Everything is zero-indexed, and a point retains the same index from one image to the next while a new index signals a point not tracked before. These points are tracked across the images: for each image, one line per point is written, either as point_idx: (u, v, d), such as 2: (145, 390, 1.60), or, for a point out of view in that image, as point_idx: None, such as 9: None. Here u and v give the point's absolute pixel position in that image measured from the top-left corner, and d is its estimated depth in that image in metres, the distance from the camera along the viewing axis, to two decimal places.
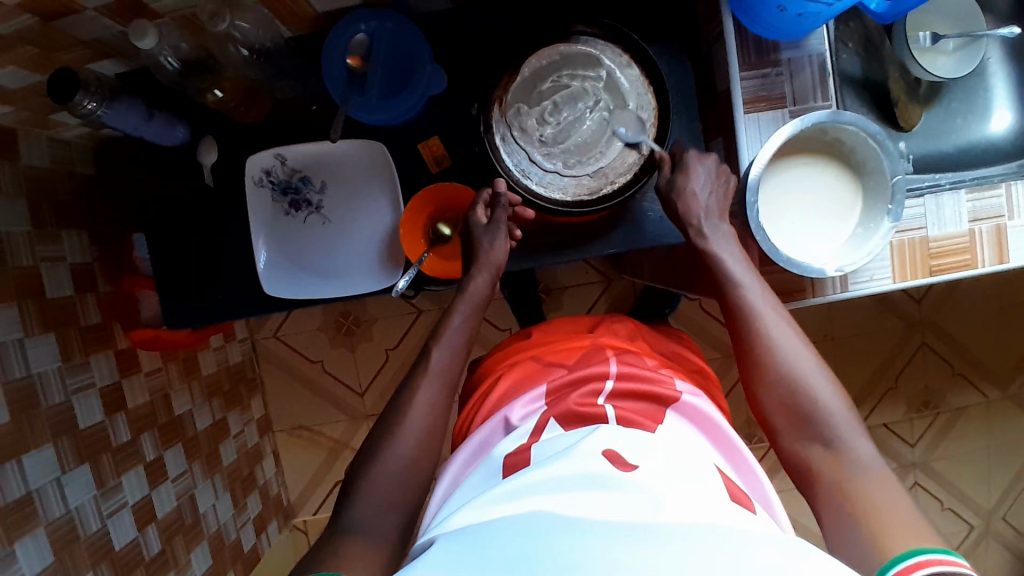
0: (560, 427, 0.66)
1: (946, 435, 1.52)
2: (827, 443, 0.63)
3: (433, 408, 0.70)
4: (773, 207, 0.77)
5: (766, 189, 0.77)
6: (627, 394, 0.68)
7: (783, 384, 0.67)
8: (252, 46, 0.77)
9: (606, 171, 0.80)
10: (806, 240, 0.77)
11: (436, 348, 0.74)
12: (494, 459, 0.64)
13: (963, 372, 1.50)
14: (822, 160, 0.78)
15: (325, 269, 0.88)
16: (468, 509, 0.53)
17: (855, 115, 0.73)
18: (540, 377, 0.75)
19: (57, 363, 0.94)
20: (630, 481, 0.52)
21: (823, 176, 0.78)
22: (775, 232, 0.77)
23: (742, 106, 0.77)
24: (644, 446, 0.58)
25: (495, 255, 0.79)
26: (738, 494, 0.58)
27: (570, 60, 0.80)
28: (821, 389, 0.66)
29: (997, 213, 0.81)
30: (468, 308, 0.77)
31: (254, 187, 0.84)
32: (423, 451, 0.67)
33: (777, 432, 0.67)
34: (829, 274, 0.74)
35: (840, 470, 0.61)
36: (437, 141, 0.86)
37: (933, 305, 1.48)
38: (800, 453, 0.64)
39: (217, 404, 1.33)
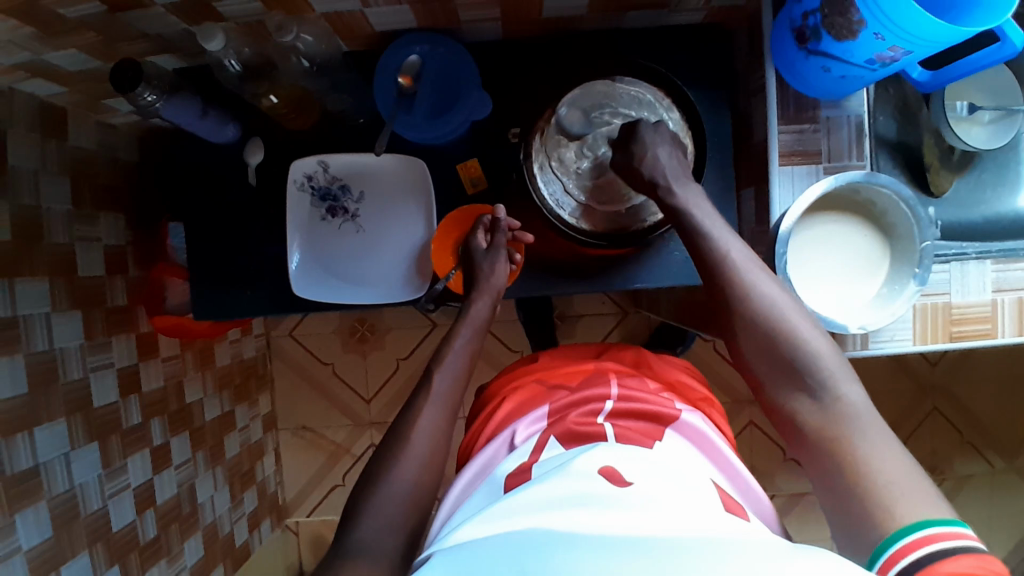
0: (560, 446, 0.67)
1: (949, 503, 1.50)
2: (814, 395, 0.62)
3: (440, 427, 0.71)
4: (803, 259, 0.78)
5: (795, 241, 0.78)
6: (625, 414, 0.70)
7: (766, 337, 0.65)
8: (312, 59, 0.81)
9: (638, 208, 0.84)
10: (832, 295, 0.78)
11: (438, 371, 0.76)
12: (496, 479, 0.64)
13: (971, 440, 1.49)
14: (853, 220, 0.79)
15: (355, 277, 0.89)
16: (471, 523, 0.54)
17: (889, 178, 0.74)
18: (544, 399, 0.76)
19: (79, 341, 0.96)
20: (626, 499, 0.52)
21: (851, 235, 0.79)
22: (804, 285, 0.78)
23: (778, 158, 0.79)
24: (643, 463, 0.59)
25: (495, 279, 0.82)
26: (732, 504, 0.58)
27: (613, 100, 0.84)
28: (808, 340, 0.64)
29: (1020, 285, 0.82)
30: (469, 330, 0.80)
31: (296, 189, 0.87)
32: (428, 463, 0.68)
33: (765, 385, 0.66)
34: (854, 332, 0.75)
35: (829, 424, 0.60)
36: (475, 163, 0.87)
37: (947, 370, 1.48)
38: (788, 405, 0.64)
39: (226, 396, 1.34)
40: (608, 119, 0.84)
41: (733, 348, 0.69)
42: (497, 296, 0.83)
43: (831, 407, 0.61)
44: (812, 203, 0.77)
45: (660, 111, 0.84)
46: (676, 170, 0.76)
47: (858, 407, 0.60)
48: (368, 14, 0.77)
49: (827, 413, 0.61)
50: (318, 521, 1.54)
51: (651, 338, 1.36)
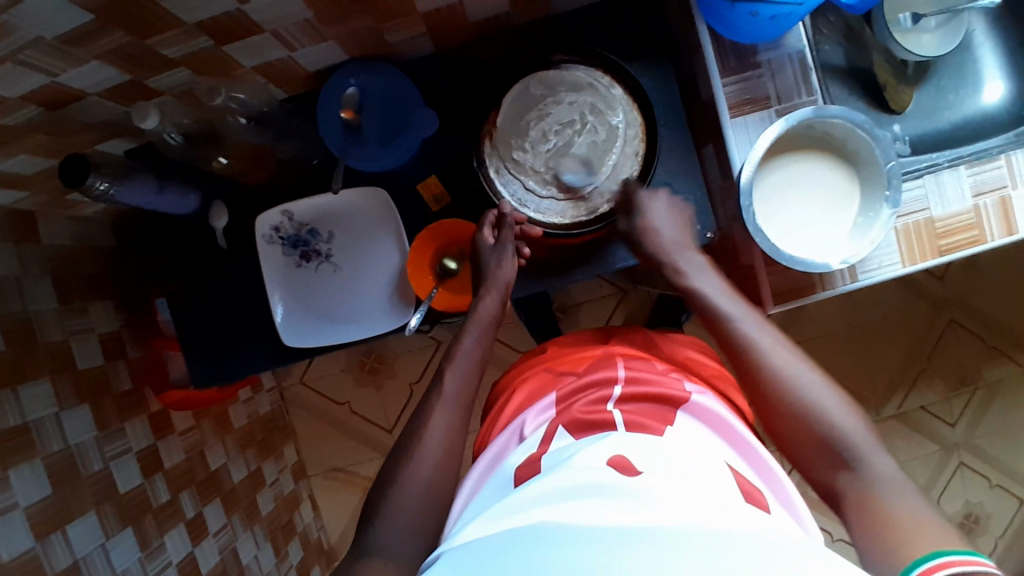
0: (569, 435, 0.67)
1: (986, 411, 1.50)
2: (849, 466, 0.61)
3: (453, 429, 0.71)
4: (773, 205, 0.78)
5: (760, 191, 0.78)
6: (634, 399, 0.69)
7: (796, 411, 0.65)
8: (249, 114, 0.79)
9: (601, 190, 0.81)
10: (809, 235, 0.78)
11: (449, 372, 0.76)
12: (504, 472, 0.66)
13: (996, 344, 1.49)
14: (819, 156, 0.78)
15: (339, 315, 0.89)
16: (480, 522, 0.55)
17: (841, 108, 0.73)
18: (552, 387, 0.77)
19: (93, 433, 0.98)
20: (635, 488, 0.52)
21: (816, 170, 0.78)
22: (775, 230, 0.77)
23: (728, 110, 0.79)
24: (652, 448, 0.60)
25: (504, 272, 0.79)
26: (752, 493, 0.59)
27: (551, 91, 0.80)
28: (839, 416, 0.64)
29: (1000, 184, 0.81)
30: (479, 328, 0.79)
31: (264, 244, 0.88)
32: (440, 478, 0.68)
33: (799, 461, 0.65)
34: (836, 268, 0.74)
35: (868, 492, 0.59)
36: (435, 180, 0.87)
37: (955, 281, 1.48)
38: (828, 484, 0.63)
39: (251, 454, 1.36)
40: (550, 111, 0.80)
41: (758, 413, 0.70)
42: (508, 292, 0.81)
43: (868, 477, 0.60)
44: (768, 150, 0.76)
45: (603, 91, 0.81)
46: (674, 232, 0.78)
47: (891, 478, 0.59)
48: (297, 57, 0.78)
49: (865, 483, 0.60)
50: None
51: (654, 312, 1.37)
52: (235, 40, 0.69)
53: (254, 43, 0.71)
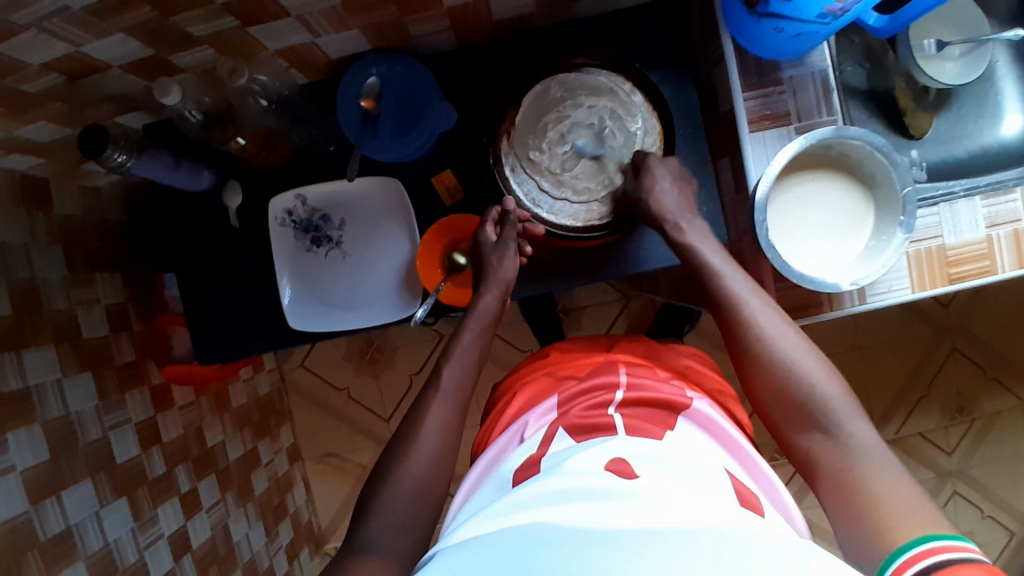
0: (570, 438, 0.68)
1: (982, 442, 1.51)
2: (826, 431, 0.64)
3: (449, 422, 0.72)
4: (786, 222, 0.77)
5: (774, 206, 0.77)
6: (633, 404, 0.70)
7: (780, 376, 0.67)
8: (270, 96, 0.82)
9: (615, 196, 0.80)
10: (819, 252, 0.77)
11: (447, 366, 0.76)
12: (503, 473, 0.67)
13: (997, 376, 1.50)
14: (835, 176, 0.78)
15: (345, 302, 0.89)
16: (476, 520, 0.55)
17: (860, 130, 0.72)
18: (554, 390, 0.77)
19: (94, 402, 0.98)
20: (631, 491, 0.52)
21: (831, 189, 0.78)
22: (787, 246, 0.77)
23: (748, 125, 0.78)
24: (653, 452, 0.60)
25: (504, 271, 0.79)
26: (749, 497, 0.59)
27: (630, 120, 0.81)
28: (816, 380, 0.66)
29: (1014, 217, 0.81)
30: (479, 325, 0.79)
31: (276, 227, 0.88)
32: (436, 477, 0.68)
33: (775, 423, 0.68)
34: (846, 289, 0.73)
35: (844, 458, 0.61)
36: (449, 174, 0.87)
37: (960, 310, 1.48)
38: (802, 447, 0.65)
39: (247, 434, 1.36)
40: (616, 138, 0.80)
41: (741, 378, 0.71)
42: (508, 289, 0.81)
43: (845, 442, 0.62)
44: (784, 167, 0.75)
45: (623, 96, 0.80)
46: (676, 206, 0.77)
47: (868, 444, 0.62)
48: (320, 43, 0.78)
49: (838, 447, 0.62)
50: None
51: (657, 320, 1.37)
52: (261, 22, 0.70)
53: (280, 28, 0.72)
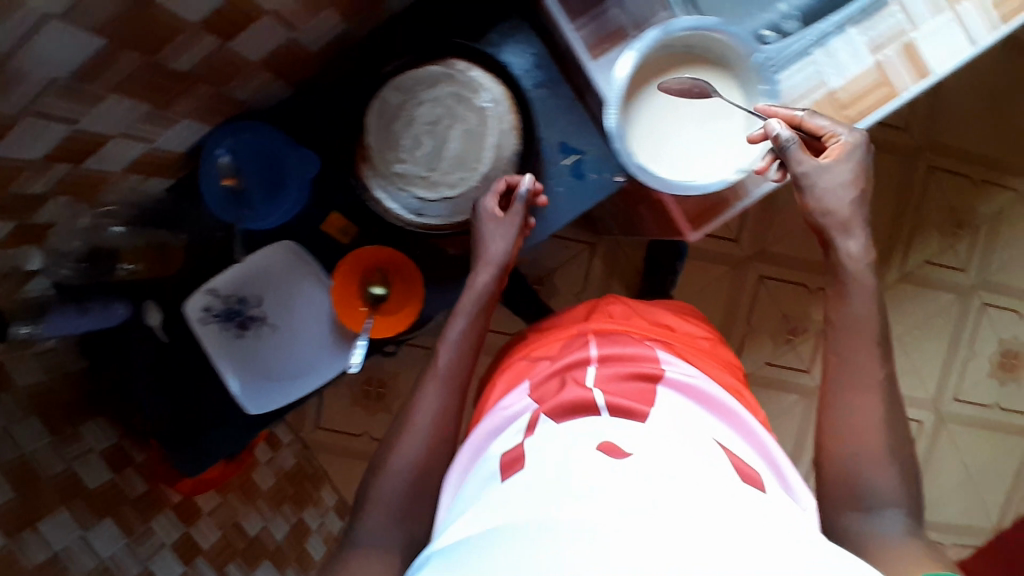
0: (551, 421, 0.64)
1: (995, 245, 1.45)
2: (866, 512, 0.62)
3: (445, 409, 0.71)
4: (657, 138, 0.74)
5: (638, 127, 0.74)
6: (621, 380, 0.68)
7: (848, 437, 0.65)
8: (123, 221, 0.83)
9: (491, 174, 0.79)
10: (697, 156, 0.74)
11: (440, 347, 0.75)
12: (487, 463, 0.64)
13: (984, 177, 1.42)
14: (688, 71, 0.74)
15: (291, 370, 0.91)
16: (468, 527, 0.54)
17: (689, 19, 0.70)
18: (527, 373, 0.76)
19: (123, 541, 1.03)
20: (625, 475, 0.52)
21: (690, 87, 0.74)
22: (661, 163, 0.74)
23: (587, 53, 0.75)
24: (646, 437, 0.58)
25: (493, 248, 0.76)
26: (748, 472, 0.58)
27: (837, 130, 0.71)
28: (877, 475, 0.63)
29: (899, 29, 0.76)
30: (468, 308, 0.76)
31: (201, 327, 0.88)
32: (428, 458, 0.69)
33: (821, 489, 0.66)
34: (730, 180, 0.72)
35: (880, 538, 0.60)
36: (336, 216, 0.87)
37: (922, 126, 1.40)
38: (835, 520, 0.64)
39: (289, 508, 1.39)
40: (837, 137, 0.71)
41: (823, 404, 0.68)
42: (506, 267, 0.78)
43: (882, 525, 0.60)
44: (631, 79, 0.73)
45: (460, 76, 0.78)
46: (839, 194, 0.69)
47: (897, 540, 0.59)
48: (160, 146, 0.78)
49: (877, 527, 0.60)
50: None
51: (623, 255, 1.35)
52: (88, 155, 0.68)
53: (112, 152, 0.71)
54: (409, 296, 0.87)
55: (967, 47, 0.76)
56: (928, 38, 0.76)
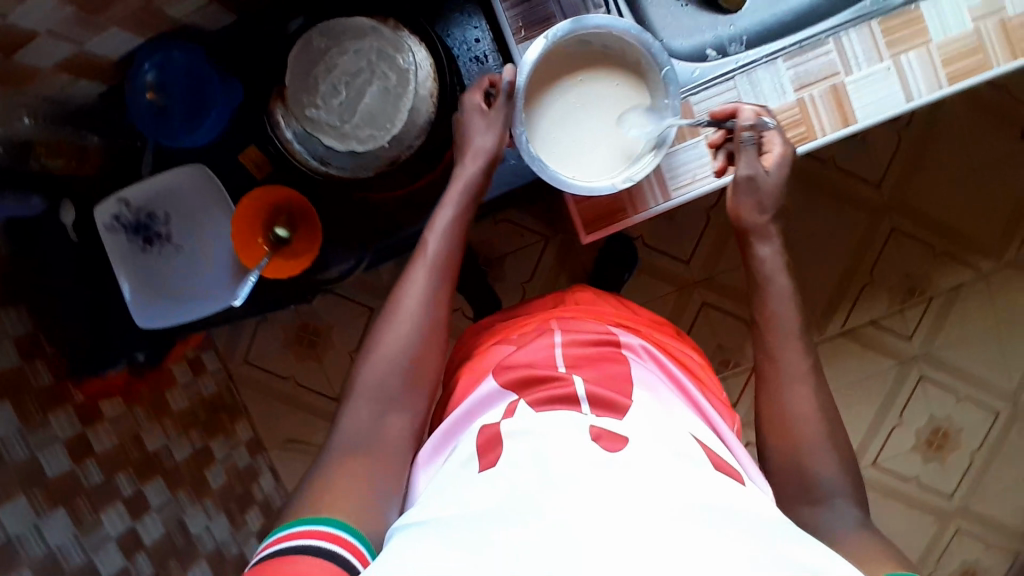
0: (529, 409, 0.61)
1: (946, 319, 1.42)
2: (829, 504, 0.65)
3: (433, 302, 0.73)
4: (560, 127, 0.76)
5: (545, 114, 0.76)
6: (590, 369, 0.67)
7: (807, 433, 0.67)
8: (34, 113, 0.81)
9: (400, 138, 0.78)
10: (595, 153, 0.76)
11: (430, 233, 0.76)
12: (466, 438, 0.62)
13: (947, 249, 1.40)
14: (601, 69, 0.76)
15: (185, 292, 0.92)
16: (438, 509, 0.53)
17: (602, 18, 0.72)
18: (491, 357, 0.75)
19: (17, 425, 0.96)
20: (618, 459, 0.52)
21: (599, 84, 0.76)
22: (559, 153, 0.76)
23: (513, 37, 0.79)
24: (629, 427, 0.58)
25: (481, 140, 0.76)
26: (726, 466, 0.58)
27: (774, 137, 0.74)
28: (821, 465, 0.66)
29: (832, 71, 0.77)
30: (455, 202, 0.77)
31: (108, 234, 0.89)
32: (405, 390, 0.69)
33: (781, 489, 0.68)
34: (619, 186, 0.74)
35: (840, 528, 0.62)
36: (254, 149, 0.89)
37: (895, 185, 1.38)
38: (800, 516, 0.66)
39: (195, 434, 1.40)
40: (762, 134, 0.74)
41: (761, 400, 0.71)
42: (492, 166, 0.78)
43: (843, 514, 0.64)
44: (540, 67, 0.75)
45: (388, 34, 0.78)
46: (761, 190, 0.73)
47: (857, 528, 0.62)
48: (93, 50, 0.78)
49: (840, 516, 0.63)
50: None
51: None
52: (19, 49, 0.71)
53: (39, 46, 0.72)
54: (310, 245, 0.88)
55: (900, 102, 0.76)
56: (858, 87, 0.76)
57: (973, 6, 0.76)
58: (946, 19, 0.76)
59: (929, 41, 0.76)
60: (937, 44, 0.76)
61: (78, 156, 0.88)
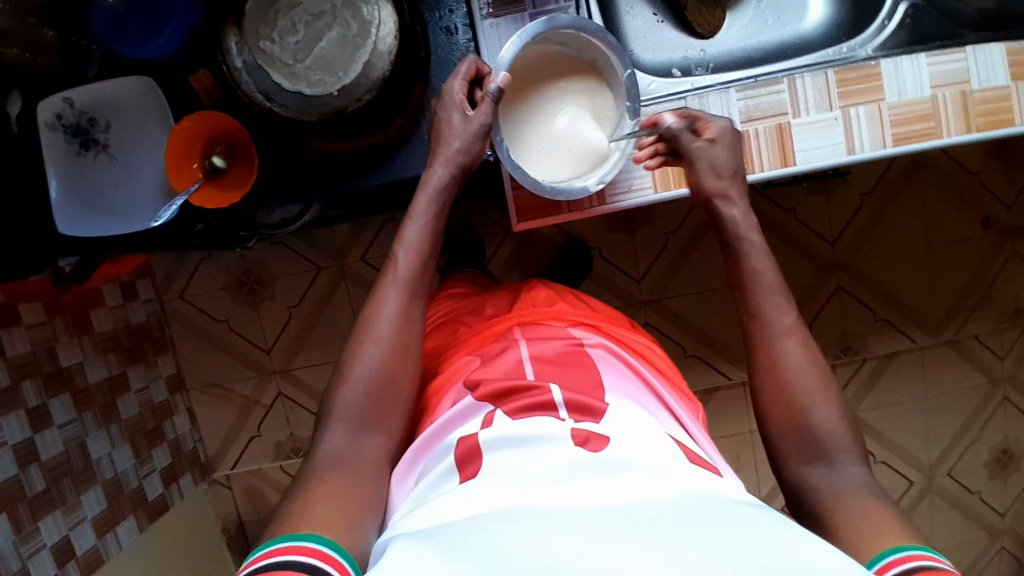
0: (508, 418, 0.64)
1: (875, 384, 1.45)
2: (828, 462, 0.66)
3: (403, 312, 0.73)
4: (532, 131, 0.77)
5: (515, 121, 0.77)
6: (558, 372, 0.69)
7: (792, 404, 0.69)
8: None
9: (350, 88, 0.77)
10: (563, 155, 0.76)
11: (398, 247, 0.75)
12: (448, 444, 0.64)
13: (887, 317, 1.43)
14: (563, 75, 0.77)
15: (112, 206, 0.90)
16: (431, 512, 0.56)
17: (569, 18, 0.71)
18: (456, 370, 0.75)
19: None
20: (606, 461, 0.57)
21: (563, 90, 0.77)
22: (532, 157, 0.76)
23: (480, 12, 0.83)
24: (620, 430, 0.63)
25: (452, 139, 0.74)
26: (699, 459, 0.64)
27: (709, 116, 0.76)
28: (820, 416, 0.68)
29: (780, 110, 0.78)
30: (427, 199, 0.76)
31: (46, 131, 0.87)
32: (378, 389, 0.70)
33: (782, 454, 0.69)
34: (592, 188, 0.75)
35: (838, 490, 0.64)
36: (205, 74, 0.86)
37: (848, 245, 1.41)
38: (800, 478, 0.67)
39: (113, 359, 1.37)
40: (694, 121, 0.77)
41: (755, 375, 0.73)
42: (466, 169, 0.76)
43: (841, 470, 0.66)
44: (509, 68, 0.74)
45: None
46: (724, 170, 0.75)
47: (856, 482, 0.65)
48: None
49: (839, 474, 0.65)
50: (243, 470, 1.58)
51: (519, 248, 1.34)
52: None
53: None
54: (245, 182, 0.86)
55: (842, 154, 0.77)
56: (803, 132, 0.77)
57: (933, 75, 0.77)
58: (903, 80, 0.77)
59: (883, 99, 0.77)
60: (890, 103, 0.77)
61: (32, 49, 0.84)
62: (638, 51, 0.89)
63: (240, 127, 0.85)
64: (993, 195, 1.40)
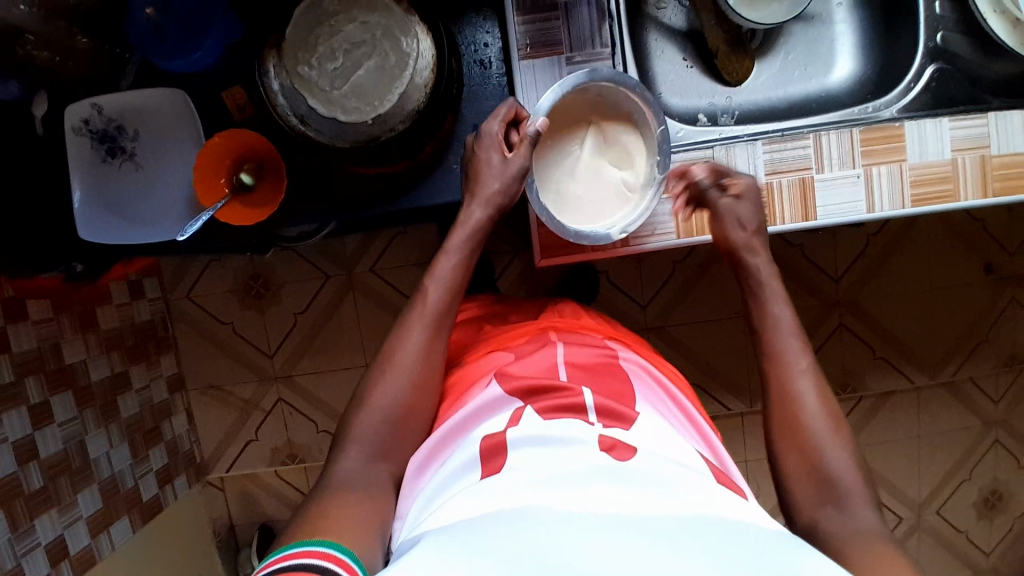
0: (538, 416, 0.64)
1: (870, 421, 1.48)
2: (840, 508, 0.66)
3: (429, 348, 0.74)
4: (564, 174, 0.81)
5: (550, 163, 0.82)
6: (590, 382, 0.70)
7: (805, 452, 0.70)
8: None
9: (384, 117, 0.79)
10: (591, 201, 0.80)
11: (430, 283, 0.77)
12: (472, 442, 0.63)
13: (885, 357, 1.45)
14: (600, 124, 0.81)
15: (136, 214, 0.90)
16: (455, 505, 0.55)
17: (610, 72, 0.76)
18: (489, 361, 0.76)
19: None
20: (631, 470, 0.55)
21: (599, 138, 0.81)
22: (563, 199, 0.81)
23: (518, 53, 0.85)
24: (643, 441, 0.61)
25: (488, 180, 0.78)
26: (726, 479, 0.63)
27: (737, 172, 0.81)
28: (832, 461, 0.68)
29: (804, 165, 0.82)
30: (463, 237, 0.79)
31: (71, 135, 0.87)
32: (403, 413, 0.71)
33: (796, 501, 0.69)
34: (616, 235, 0.79)
35: (850, 538, 0.64)
36: (239, 91, 0.88)
37: (852, 284, 1.43)
38: (812, 521, 0.67)
39: (117, 357, 1.37)
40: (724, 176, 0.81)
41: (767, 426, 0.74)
42: (501, 209, 0.80)
43: (853, 518, 0.65)
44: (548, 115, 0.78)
45: (398, 17, 0.78)
46: (746, 222, 0.80)
47: (868, 532, 0.64)
48: None
49: (850, 522, 0.65)
50: (237, 474, 1.56)
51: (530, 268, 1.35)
52: None
53: None
54: (271, 198, 0.86)
55: (862, 211, 0.82)
56: (825, 186, 0.82)
57: (955, 138, 0.81)
58: (925, 144, 0.81)
59: (904, 160, 0.81)
60: (911, 164, 0.81)
61: (64, 54, 0.82)
62: (668, 93, 0.93)
63: (269, 146, 0.85)
64: (997, 243, 1.43)
